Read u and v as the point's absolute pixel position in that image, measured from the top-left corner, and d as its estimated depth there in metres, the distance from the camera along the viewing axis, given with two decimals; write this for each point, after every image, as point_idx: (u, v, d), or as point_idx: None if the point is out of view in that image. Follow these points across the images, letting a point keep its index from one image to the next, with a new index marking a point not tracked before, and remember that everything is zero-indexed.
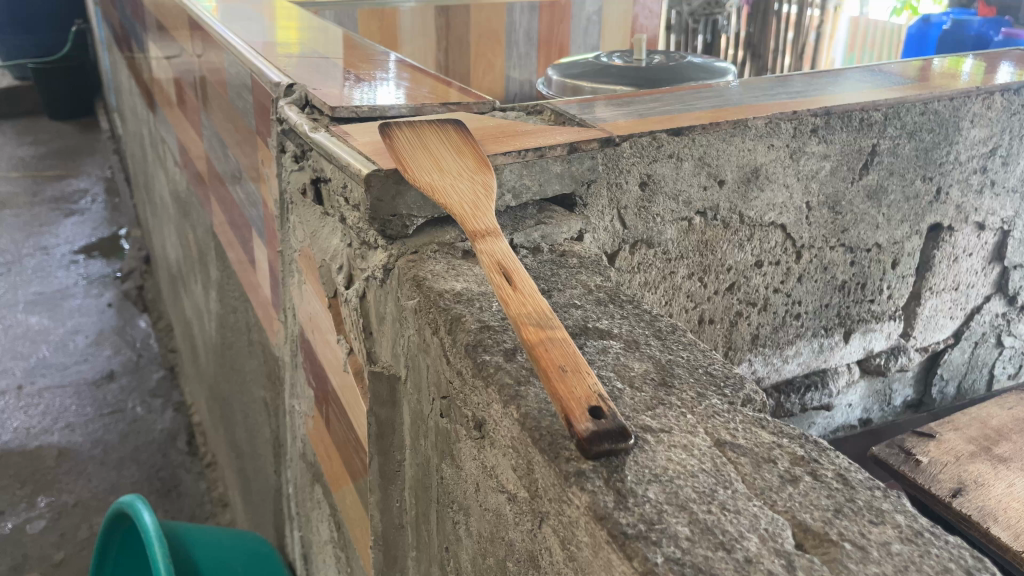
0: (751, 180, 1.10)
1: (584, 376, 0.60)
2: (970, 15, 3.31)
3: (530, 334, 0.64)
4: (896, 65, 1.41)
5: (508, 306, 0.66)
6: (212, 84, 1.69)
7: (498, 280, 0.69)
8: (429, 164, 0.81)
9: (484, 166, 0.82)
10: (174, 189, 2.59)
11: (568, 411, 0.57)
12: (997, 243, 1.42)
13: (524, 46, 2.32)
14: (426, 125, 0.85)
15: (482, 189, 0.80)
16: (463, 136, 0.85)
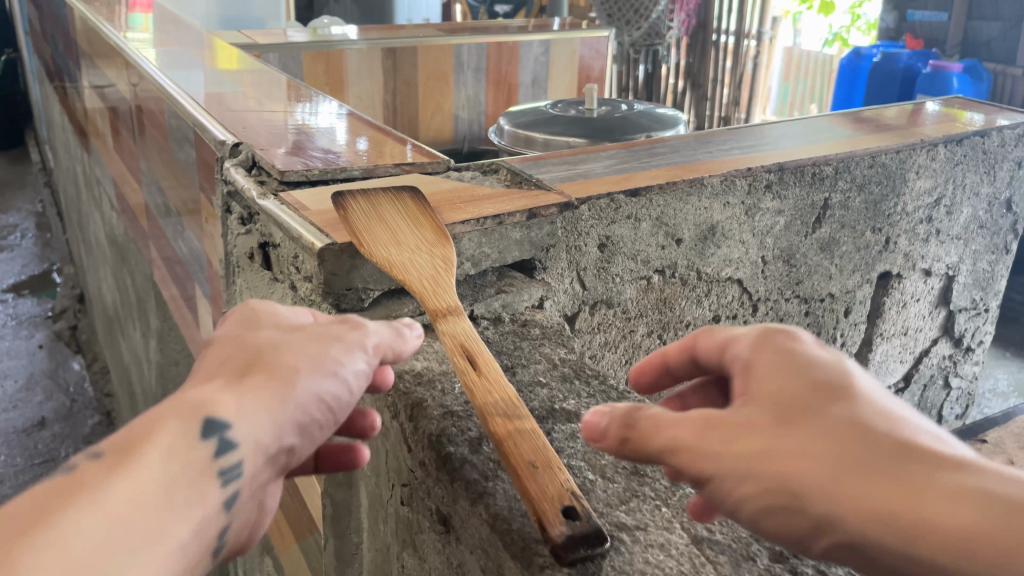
0: (708, 238, 1.09)
1: (555, 473, 0.57)
2: (898, 49, 3.42)
3: (498, 426, 0.60)
4: (839, 115, 1.44)
5: (473, 395, 0.63)
6: (152, 130, 1.63)
7: (462, 364, 0.66)
8: (385, 236, 0.78)
9: (443, 238, 0.79)
10: (110, 231, 2.50)
11: (540, 514, 0.54)
12: (943, 288, 1.45)
13: (474, 86, 2.31)
14: (383, 196, 0.82)
15: (442, 263, 0.77)
16: (420, 208, 0.82)
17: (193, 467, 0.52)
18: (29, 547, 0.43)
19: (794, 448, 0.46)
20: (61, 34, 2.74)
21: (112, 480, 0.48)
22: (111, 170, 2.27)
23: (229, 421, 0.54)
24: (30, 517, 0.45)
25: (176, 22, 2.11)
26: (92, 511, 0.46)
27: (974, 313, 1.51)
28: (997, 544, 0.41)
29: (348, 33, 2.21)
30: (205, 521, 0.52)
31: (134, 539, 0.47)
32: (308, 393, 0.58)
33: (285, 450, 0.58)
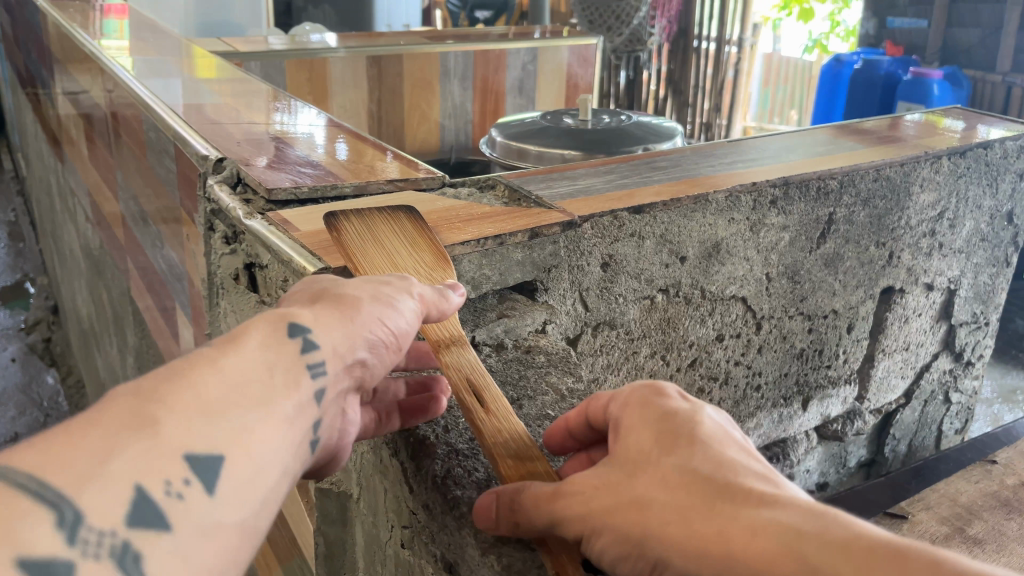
0: (712, 255, 1.05)
1: None
2: (881, 56, 3.43)
3: (509, 471, 0.57)
4: (838, 127, 1.41)
5: (481, 435, 0.59)
6: (129, 142, 1.57)
7: (468, 400, 0.61)
8: (382, 259, 0.72)
9: (443, 262, 0.74)
10: (85, 244, 2.43)
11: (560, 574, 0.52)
12: (944, 302, 1.42)
13: (460, 95, 2.26)
14: (376, 216, 0.77)
15: (443, 288, 0.71)
16: (418, 229, 0.77)
17: (290, 357, 0.52)
18: (165, 404, 0.44)
19: (633, 500, 0.49)
20: (33, 41, 2.67)
21: (221, 359, 0.48)
22: (85, 182, 2.21)
23: (311, 327, 0.54)
24: (154, 383, 0.45)
25: (152, 29, 2.05)
26: (213, 379, 0.47)
27: (975, 327, 1.49)
28: (796, 575, 0.42)
29: (331, 41, 2.16)
30: (305, 409, 0.52)
31: (244, 410, 0.47)
32: (373, 314, 0.58)
33: (362, 365, 0.58)
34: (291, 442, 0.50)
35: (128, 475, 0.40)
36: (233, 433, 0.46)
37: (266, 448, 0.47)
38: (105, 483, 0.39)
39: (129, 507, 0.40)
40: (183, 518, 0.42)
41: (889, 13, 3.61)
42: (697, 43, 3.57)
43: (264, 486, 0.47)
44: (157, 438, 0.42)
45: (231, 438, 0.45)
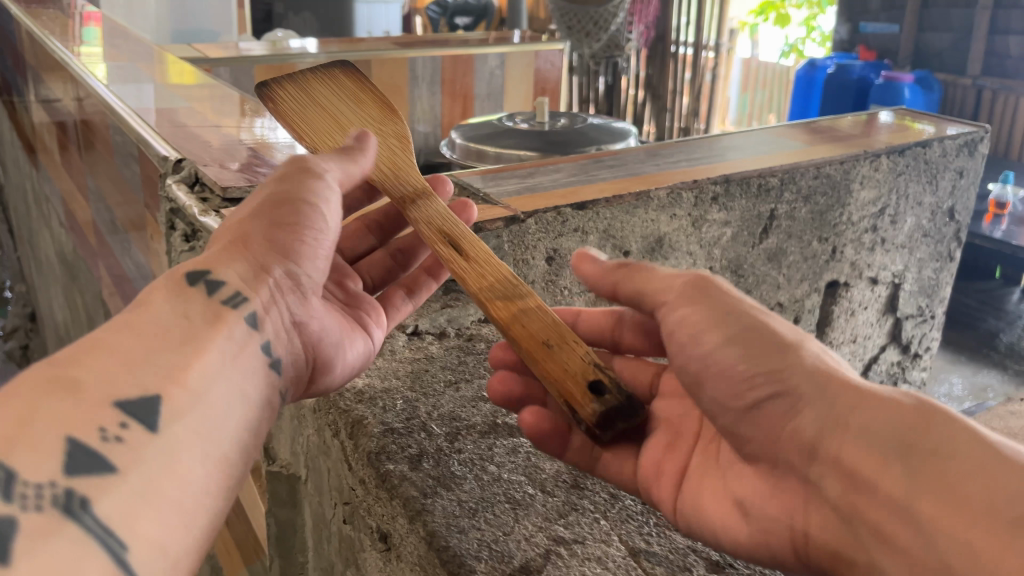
0: (656, 249, 1.10)
1: (570, 347, 0.61)
2: (853, 60, 3.50)
3: (501, 311, 0.64)
4: (805, 126, 1.45)
5: (466, 282, 0.67)
6: (99, 146, 1.60)
7: (445, 251, 0.70)
8: (328, 122, 0.81)
9: (387, 111, 0.83)
10: (59, 249, 2.45)
11: (569, 397, 0.58)
12: (890, 296, 1.47)
13: (429, 99, 2.31)
14: (310, 78, 0.84)
15: (395, 139, 0.82)
16: (356, 84, 0.85)
17: (203, 302, 0.62)
18: (86, 368, 0.53)
19: (789, 345, 0.59)
20: (7, 48, 2.68)
21: (133, 322, 0.58)
22: (59, 187, 2.24)
23: (211, 269, 0.64)
24: (71, 356, 0.54)
25: (124, 35, 2.08)
26: (130, 339, 0.56)
27: (920, 320, 1.55)
28: (922, 431, 0.50)
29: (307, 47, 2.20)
30: (244, 343, 0.62)
31: (167, 354, 0.57)
32: (269, 227, 0.68)
33: (292, 277, 0.67)
34: (238, 365, 0.61)
35: (58, 432, 0.49)
36: (165, 374, 0.56)
37: (207, 378, 0.58)
38: (39, 440, 0.48)
39: (63, 456, 0.48)
40: (139, 445, 0.52)
41: (861, 19, 3.67)
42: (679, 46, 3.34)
43: (211, 407, 0.57)
44: (79, 397, 0.52)
45: (163, 378, 0.55)
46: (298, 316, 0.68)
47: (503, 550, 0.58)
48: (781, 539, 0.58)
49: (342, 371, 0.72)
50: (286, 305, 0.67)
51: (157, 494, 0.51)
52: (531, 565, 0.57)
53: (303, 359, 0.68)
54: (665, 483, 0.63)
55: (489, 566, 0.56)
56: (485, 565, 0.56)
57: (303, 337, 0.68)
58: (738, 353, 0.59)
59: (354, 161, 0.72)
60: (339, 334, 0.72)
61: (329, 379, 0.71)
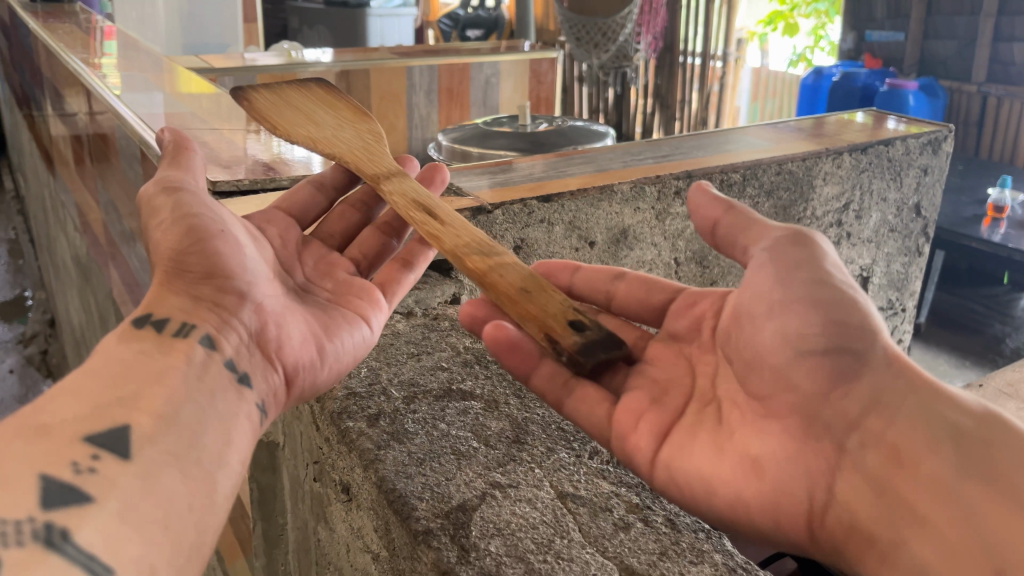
0: (620, 240, 1.17)
1: (548, 295, 0.73)
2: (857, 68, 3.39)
3: (477, 263, 0.76)
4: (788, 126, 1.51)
5: (444, 240, 0.79)
6: (111, 151, 1.70)
7: (422, 217, 0.82)
8: (302, 119, 0.96)
9: (360, 115, 0.98)
10: (75, 253, 2.55)
11: (552, 333, 0.69)
12: (859, 290, 1.53)
13: (425, 107, 2.40)
14: (288, 90, 1.01)
15: (367, 134, 0.95)
16: (330, 96, 1.01)
17: (155, 338, 0.67)
18: (51, 414, 0.57)
19: (867, 325, 0.66)
20: (27, 62, 2.80)
21: (88, 368, 0.62)
22: (74, 194, 2.34)
23: (153, 313, 0.70)
24: (35, 406, 0.58)
25: (135, 48, 2.17)
26: (91, 381, 0.61)
27: (891, 313, 1.60)
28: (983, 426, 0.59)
29: (320, 58, 2.30)
30: (205, 364, 0.67)
31: (129, 386, 0.61)
32: (184, 258, 0.72)
33: (230, 293, 0.72)
34: (204, 384, 0.65)
35: (31, 470, 0.52)
36: (130, 403, 0.60)
37: (172, 403, 0.61)
38: (11, 482, 0.51)
39: (37, 493, 0.51)
40: (114, 473, 0.55)
41: (867, 27, 3.57)
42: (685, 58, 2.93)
43: (181, 426, 0.61)
44: (48, 437, 0.55)
45: (130, 408, 0.59)
46: (258, 330, 0.73)
47: (444, 492, 0.65)
48: (797, 503, 0.63)
49: (323, 370, 0.76)
50: (240, 323, 0.72)
51: (137, 514, 0.53)
52: (468, 504, 0.64)
53: (275, 371, 0.72)
54: (644, 431, 0.71)
55: (430, 505, 0.63)
56: (427, 504, 0.63)
57: (268, 347, 0.73)
58: (816, 314, 0.66)
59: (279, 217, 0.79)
60: (305, 334, 0.75)
61: (311, 381, 0.75)
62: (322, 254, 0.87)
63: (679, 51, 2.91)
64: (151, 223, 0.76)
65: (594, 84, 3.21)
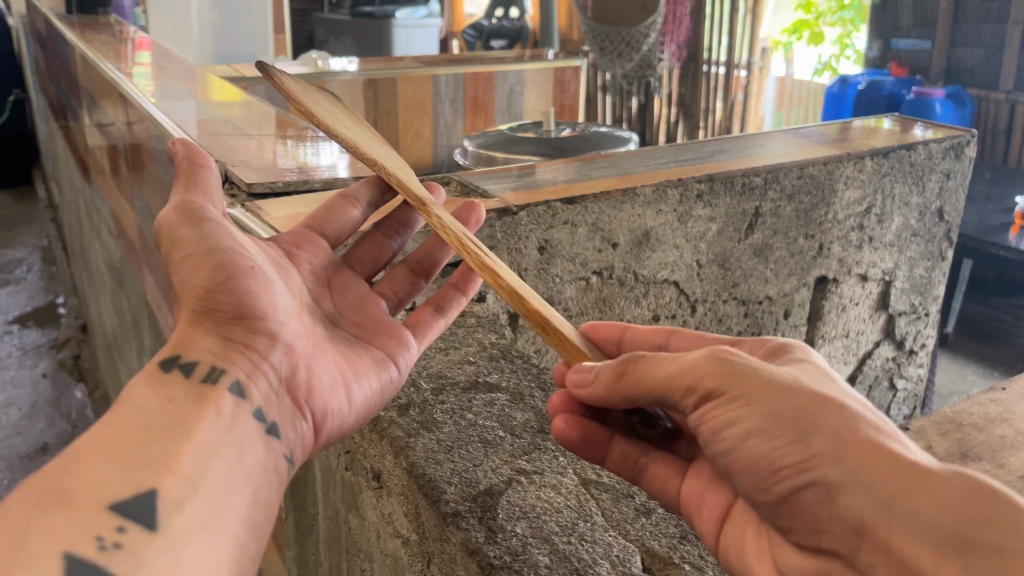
0: (642, 243, 1.19)
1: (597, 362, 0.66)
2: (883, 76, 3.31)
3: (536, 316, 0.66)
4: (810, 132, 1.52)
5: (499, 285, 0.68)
6: (146, 157, 1.75)
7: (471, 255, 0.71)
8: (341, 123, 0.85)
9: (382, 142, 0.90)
10: (109, 258, 2.61)
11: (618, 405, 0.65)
12: (881, 293, 1.54)
13: (451, 115, 2.44)
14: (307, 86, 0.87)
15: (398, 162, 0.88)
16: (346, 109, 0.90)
17: (183, 385, 0.64)
18: (75, 476, 0.54)
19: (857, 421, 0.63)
20: (64, 73, 2.87)
21: (113, 418, 0.59)
22: (109, 200, 2.40)
23: (179, 356, 0.67)
24: (57, 467, 0.55)
25: (169, 58, 2.23)
26: (116, 435, 0.58)
27: (914, 317, 1.61)
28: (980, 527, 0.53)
29: (348, 66, 2.35)
30: (235, 415, 0.65)
31: (158, 441, 0.59)
32: (212, 297, 0.69)
33: (259, 336, 0.69)
34: (234, 434, 0.63)
35: (55, 548, 0.50)
36: (160, 462, 0.57)
37: (202, 461, 0.59)
38: (34, 561, 0.48)
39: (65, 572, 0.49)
40: (141, 546, 0.53)
41: (894, 35, 3.55)
42: (708, 68, 2.95)
43: (209, 486, 0.59)
44: (72, 504, 0.53)
45: (159, 469, 0.57)
46: (287, 374, 0.70)
47: (472, 477, 0.68)
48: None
49: (350, 415, 0.74)
50: (271, 367, 0.69)
51: None
52: (495, 489, 0.67)
53: (304, 417, 0.71)
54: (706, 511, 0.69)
55: (458, 489, 0.66)
56: (456, 488, 0.66)
57: (298, 392, 0.70)
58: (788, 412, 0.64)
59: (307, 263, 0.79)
60: (334, 376, 0.73)
61: (339, 426, 0.73)
62: (352, 284, 0.84)
63: (704, 60, 2.93)
64: (174, 256, 0.72)
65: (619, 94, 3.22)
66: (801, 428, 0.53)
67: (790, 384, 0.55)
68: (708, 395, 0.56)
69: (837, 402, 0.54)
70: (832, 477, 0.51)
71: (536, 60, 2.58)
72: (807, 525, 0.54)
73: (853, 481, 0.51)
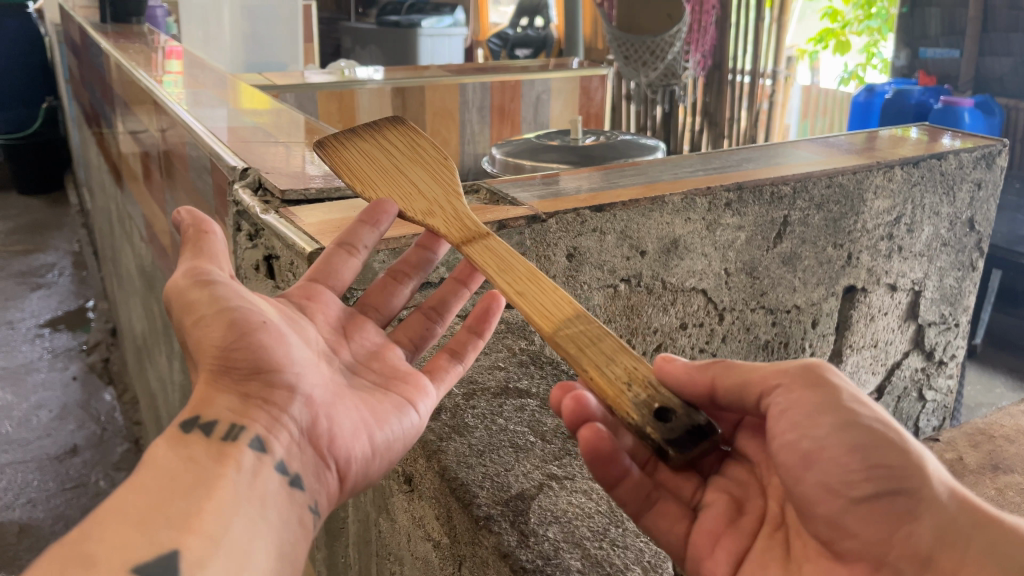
0: (671, 250, 1.20)
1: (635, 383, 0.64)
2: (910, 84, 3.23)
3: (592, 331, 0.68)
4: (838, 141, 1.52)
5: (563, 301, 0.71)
6: (178, 164, 1.78)
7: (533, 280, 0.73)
8: None
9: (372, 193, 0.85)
10: (140, 263, 2.65)
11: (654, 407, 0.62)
12: (911, 303, 1.53)
13: (477, 123, 2.45)
14: None
15: None
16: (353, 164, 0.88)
17: (203, 444, 0.62)
18: (97, 538, 0.52)
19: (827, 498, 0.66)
20: (98, 81, 2.92)
21: (134, 479, 0.57)
22: (141, 206, 2.43)
23: (198, 415, 0.64)
24: (80, 531, 0.53)
25: (201, 66, 2.26)
26: (136, 498, 0.56)
27: (944, 327, 1.60)
28: None
29: (374, 75, 2.37)
30: (256, 469, 0.62)
31: (179, 501, 0.56)
32: (226, 354, 0.66)
33: (276, 386, 0.66)
34: (255, 489, 0.61)
35: None
36: (181, 523, 0.55)
37: (223, 520, 0.56)
38: None
39: None
40: None
41: (921, 44, 3.42)
42: (733, 76, 2.93)
43: (232, 544, 0.56)
44: (94, 568, 0.50)
45: (179, 530, 0.54)
46: (307, 423, 0.67)
47: (503, 481, 0.70)
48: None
49: (374, 461, 0.70)
50: (291, 419, 0.66)
51: None
52: (526, 493, 0.68)
53: (328, 468, 0.67)
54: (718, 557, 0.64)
55: (490, 493, 0.68)
56: (487, 492, 0.68)
57: (320, 442, 0.67)
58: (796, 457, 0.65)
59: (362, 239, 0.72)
60: (356, 424, 0.69)
61: (364, 473, 0.69)
62: (368, 334, 0.79)
63: (729, 68, 2.91)
64: (187, 320, 0.69)
65: (643, 102, 3.23)
66: (899, 445, 0.58)
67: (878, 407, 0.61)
68: (793, 387, 0.61)
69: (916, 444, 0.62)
70: (924, 493, 0.58)
71: (561, 69, 2.60)
72: (872, 535, 0.58)
73: (939, 507, 0.58)
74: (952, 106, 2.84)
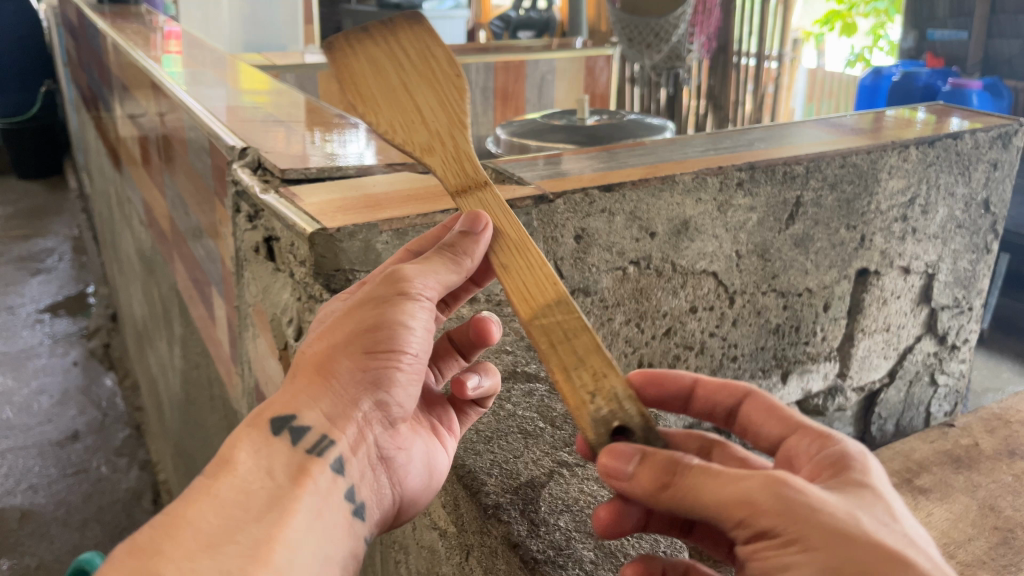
0: (681, 232, 1.17)
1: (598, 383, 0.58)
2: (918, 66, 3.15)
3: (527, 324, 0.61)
4: (850, 122, 1.48)
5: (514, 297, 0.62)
6: (176, 145, 1.74)
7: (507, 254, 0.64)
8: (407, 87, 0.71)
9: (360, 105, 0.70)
10: (139, 247, 2.63)
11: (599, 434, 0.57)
12: (924, 285, 1.50)
13: (481, 104, 2.42)
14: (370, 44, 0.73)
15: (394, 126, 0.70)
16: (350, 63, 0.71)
17: (286, 454, 0.57)
18: (166, 557, 0.49)
19: None
20: (95, 63, 2.88)
21: (214, 485, 0.53)
22: (140, 189, 2.40)
23: (294, 413, 0.59)
24: (152, 540, 0.50)
25: (200, 46, 2.23)
26: (208, 512, 0.51)
27: (957, 311, 1.57)
28: None
29: None
30: (329, 492, 0.58)
31: (250, 526, 0.52)
32: (362, 356, 0.60)
33: (382, 407, 0.62)
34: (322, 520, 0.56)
35: None
36: (250, 550, 0.50)
37: (292, 553, 0.52)
38: None
39: None
40: None
41: (929, 25, 3.34)
42: (738, 59, 2.83)
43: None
44: None
45: (247, 558, 0.50)
46: (387, 452, 0.63)
47: (513, 468, 0.67)
48: None
49: (422, 509, 0.68)
50: (371, 435, 0.62)
51: None
52: (536, 481, 0.66)
53: (390, 499, 0.64)
54: None
55: (498, 481, 0.66)
56: (496, 480, 0.66)
57: (390, 472, 0.64)
58: None
59: (464, 256, 0.63)
60: (427, 488, 0.67)
61: (411, 518, 0.68)
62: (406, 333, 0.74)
63: (734, 49, 2.81)
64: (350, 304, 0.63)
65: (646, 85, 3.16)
66: None
67: (853, 532, 0.45)
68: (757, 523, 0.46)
69: (904, 561, 0.44)
70: None
71: (565, 49, 2.57)
72: None
73: None
74: (960, 87, 2.79)
